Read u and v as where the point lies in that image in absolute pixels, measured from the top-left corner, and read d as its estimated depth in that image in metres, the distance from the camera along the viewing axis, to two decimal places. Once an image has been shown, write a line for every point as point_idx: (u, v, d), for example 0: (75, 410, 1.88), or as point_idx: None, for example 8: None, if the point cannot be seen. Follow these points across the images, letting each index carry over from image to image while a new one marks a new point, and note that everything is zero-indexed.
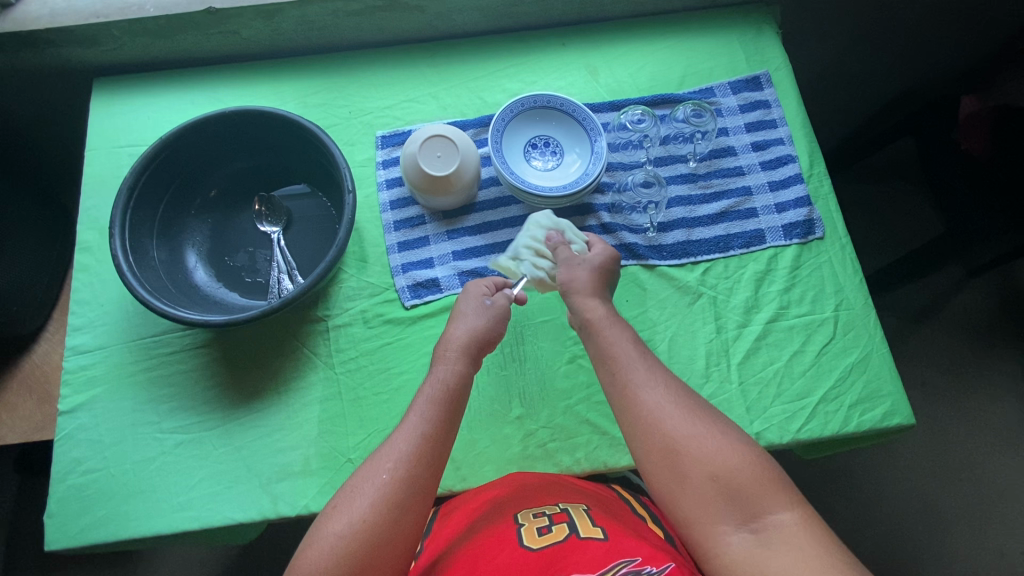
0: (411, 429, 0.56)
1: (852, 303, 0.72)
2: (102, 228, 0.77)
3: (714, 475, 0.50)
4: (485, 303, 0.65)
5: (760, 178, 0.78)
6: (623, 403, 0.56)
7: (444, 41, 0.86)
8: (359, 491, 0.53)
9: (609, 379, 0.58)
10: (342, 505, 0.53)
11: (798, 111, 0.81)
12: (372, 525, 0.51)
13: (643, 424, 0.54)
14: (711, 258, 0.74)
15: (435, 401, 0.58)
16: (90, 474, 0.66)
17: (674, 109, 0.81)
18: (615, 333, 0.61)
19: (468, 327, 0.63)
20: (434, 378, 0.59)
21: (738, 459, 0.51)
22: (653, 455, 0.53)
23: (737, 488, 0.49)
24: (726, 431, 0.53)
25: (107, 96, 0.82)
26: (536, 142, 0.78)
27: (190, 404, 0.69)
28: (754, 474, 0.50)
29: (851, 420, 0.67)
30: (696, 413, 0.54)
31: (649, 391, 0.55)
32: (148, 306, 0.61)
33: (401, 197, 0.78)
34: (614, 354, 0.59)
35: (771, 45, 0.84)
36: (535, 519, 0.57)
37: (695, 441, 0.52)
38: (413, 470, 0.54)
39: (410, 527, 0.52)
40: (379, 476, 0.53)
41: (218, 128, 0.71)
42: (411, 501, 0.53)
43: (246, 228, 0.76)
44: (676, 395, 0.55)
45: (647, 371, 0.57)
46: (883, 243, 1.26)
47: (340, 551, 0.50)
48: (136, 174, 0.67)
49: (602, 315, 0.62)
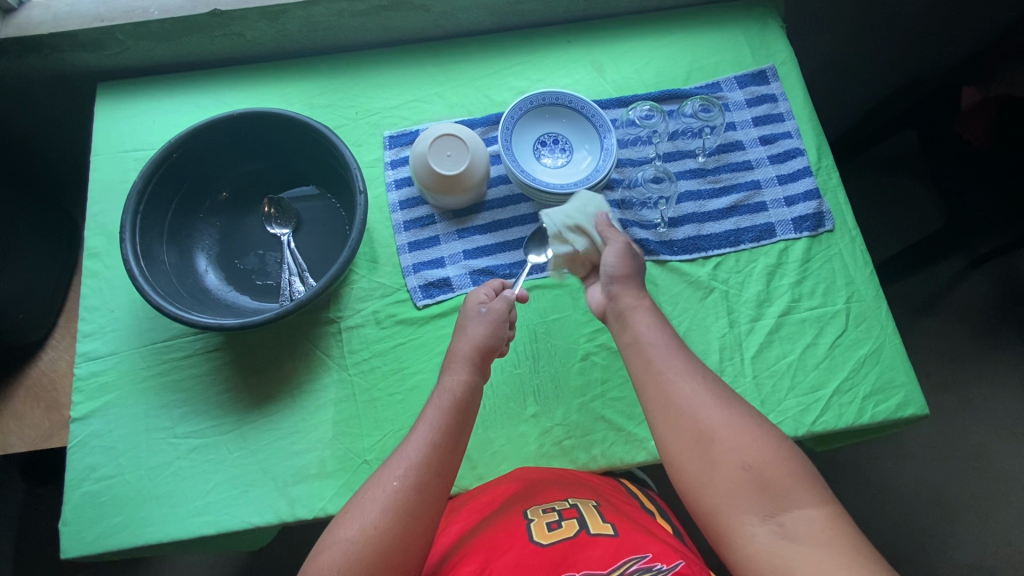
0: (421, 437, 0.56)
1: (863, 295, 0.73)
2: (109, 233, 0.76)
3: (745, 464, 0.50)
4: (480, 313, 0.64)
5: (769, 172, 0.78)
6: (659, 387, 0.56)
7: (449, 41, 0.86)
8: (370, 497, 0.53)
9: (644, 364, 0.58)
10: (354, 511, 0.52)
11: (805, 105, 0.81)
12: (382, 532, 0.51)
13: (675, 411, 0.54)
14: (722, 253, 0.75)
15: (444, 410, 0.57)
16: (104, 481, 0.66)
17: (682, 105, 0.81)
18: (650, 323, 0.61)
19: (479, 332, 0.63)
20: (444, 385, 0.60)
21: (772, 452, 0.51)
22: (686, 441, 0.53)
23: (769, 480, 0.49)
24: (759, 424, 0.53)
25: (112, 100, 0.82)
26: (545, 139, 0.78)
27: (203, 408, 0.69)
28: (786, 469, 0.50)
29: (865, 411, 0.68)
30: (731, 405, 0.54)
31: (684, 379, 0.56)
32: (161, 310, 0.61)
33: (410, 197, 0.78)
34: (648, 340, 0.59)
35: (776, 39, 0.84)
36: (544, 514, 0.57)
37: (728, 431, 0.52)
38: (422, 478, 0.53)
39: (420, 536, 0.52)
40: (390, 483, 0.53)
41: (227, 131, 0.70)
42: (421, 510, 0.52)
43: (255, 231, 0.75)
44: (711, 386, 0.55)
45: (682, 360, 0.58)
46: (886, 235, 1.27)
47: (354, 557, 0.49)
48: (146, 177, 0.66)
49: (636, 304, 0.62)
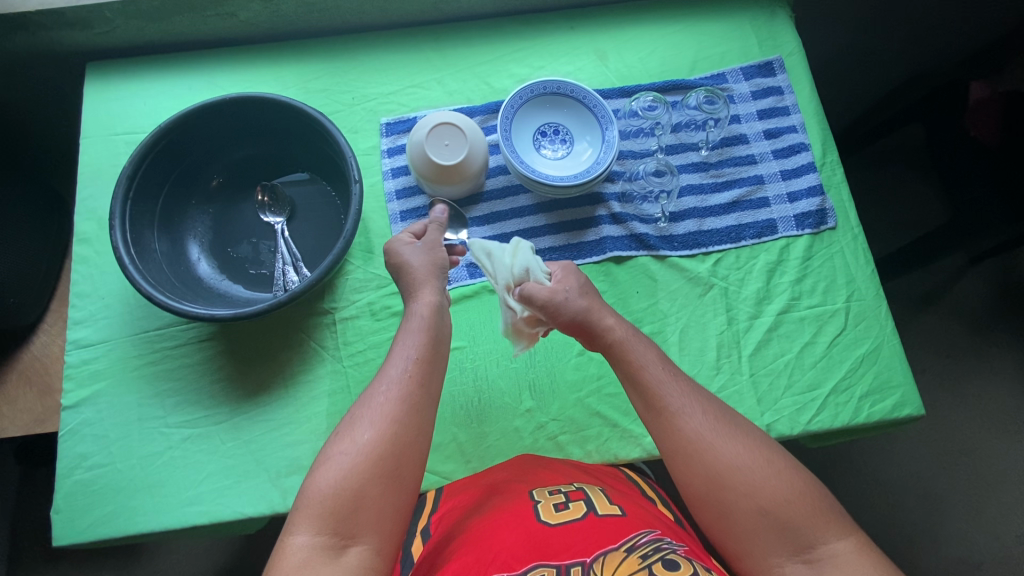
0: (402, 355, 0.55)
1: (863, 294, 0.72)
2: (100, 218, 0.75)
3: (762, 509, 0.49)
4: (417, 246, 0.62)
5: (772, 167, 0.77)
6: (663, 430, 0.54)
7: (449, 24, 0.83)
8: (361, 415, 0.53)
9: (645, 407, 0.56)
10: (345, 429, 0.52)
11: (811, 98, 0.80)
12: (374, 442, 0.51)
13: (684, 454, 0.53)
14: (722, 249, 0.73)
15: (421, 330, 0.57)
16: (96, 469, 0.66)
17: (686, 96, 0.79)
18: (644, 356, 0.57)
19: (422, 256, 0.62)
20: (415, 309, 0.58)
21: (788, 491, 0.50)
22: (700, 487, 0.52)
23: (788, 522, 0.49)
24: (770, 460, 0.51)
25: (101, 82, 0.79)
26: (545, 129, 0.75)
27: (196, 398, 0.68)
28: (804, 505, 0.49)
29: (861, 411, 0.68)
30: (739, 439, 0.52)
31: (688, 418, 0.53)
32: (150, 299, 0.60)
33: (406, 186, 0.76)
34: (647, 380, 0.56)
35: (784, 29, 0.82)
36: (551, 497, 0.56)
37: (740, 473, 0.51)
38: (407, 389, 0.54)
39: (412, 447, 0.52)
40: (376, 399, 0.53)
41: (220, 116, 0.69)
42: (410, 420, 0.53)
43: (248, 219, 0.74)
44: (717, 421, 0.53)
45: (683, 393, 0.55)
46: (888, 230, 1.26)
47: (349, 469, 0.50)
48: (136, 163, 0.64)
49: (626, 333, 0.59)
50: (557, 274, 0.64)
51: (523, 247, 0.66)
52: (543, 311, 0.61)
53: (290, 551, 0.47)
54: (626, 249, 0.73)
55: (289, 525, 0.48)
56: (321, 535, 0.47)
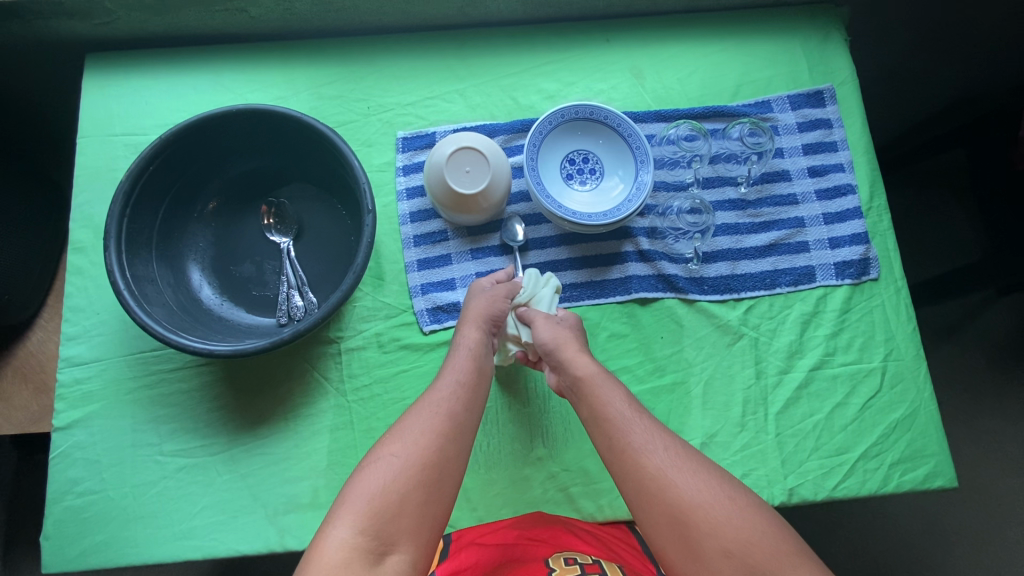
0: (452, 375, 0.57)
1: (902, 353, 0.67)
2: (96, 227, 0.71)
3: (727, 551, 0.45)
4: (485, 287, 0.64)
5: (815, 209, 0.71)
6: (624, 466, 0.51)
7: (474, 29, 0.77)
8: (411, 422, 0.53)
9: (607, 443, 0.53)
10: (395, 433, 0.52)
11: (862, 134, 0.74)
12: (424, 449, 0.51)
13: (645, 492, 0.49)
14: (755, 296, 0.69)
15: (471, 356, 0.58)
16: (88, 495, 0.63)
17: (728, 125, 0.73)
18: (610, 392, 0.55)
19: (485, 300, 0.63)
20: (461, 342, 0.60)
21: (751, 531, 0.45)
22: (662, 529, 0.47)
23: (753, 566, 0.44)
24: (733, 498, 0.47)
25: (99, 77, 0.74)
26: (574, 157, 0.70)
27: (193, 426, 0.65)
28: (770, 548, 0.45)
29: (890, 480, 0.64)
30: (701, 476, 0.49)
31: (651, 455, 0.51)
32: (147, 331, 0.56)
33: (422, 208, 0.72)
34: (609, 415, 0.54)
35: (838, 55, 0.76)
36: (566, 568, 0.53)
37: (703, 511, 0.47)
38: (459, 403, 0.55)
39: (457, 460, 0.52)
40: (426, 411, 0.54)
41: (223, 126, 0.63)
42: (457, 435, 0.53)
43: (253, 235, 0.69)
44: (679, 457, 0.50)
45: (646, 430, 0.53)
46: (931, 256, 1.17)
47: (396, 470, 0.49)
48: (133, 178, 0.60)
49: (594, 370, 0.57)
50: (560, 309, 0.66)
51: (553, 284, 0.66)
52: (534, 326, 0.62)
53: (330, 545, 0.45)
54: (652, 290, 0.69)
55: (330, 520, 0.47)
56: (362, 535, 0.46)
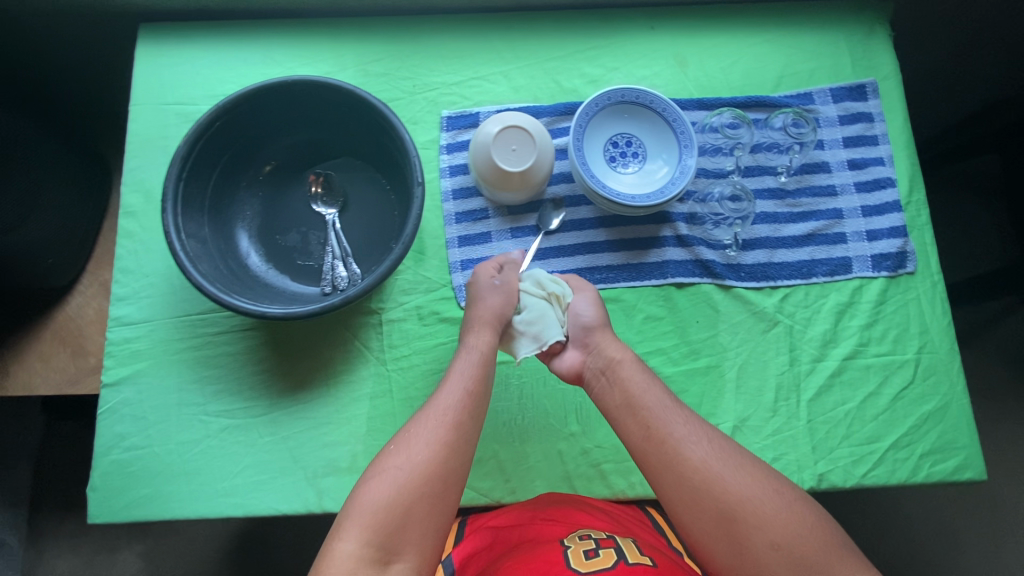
0: (457, 383, 0.57)
1: (936, 346, 0.68)
2: (147, 192, 0.72)
3: (775, 543, 0.47)
4: (494, 283, 0.63)
5: (853, 201, 0.72)
6: (666, 460, 0.52)
7: (519, 12, 0.78)
8: (416, 431, 0.54)
9: (644, 436, 0.53)
10: (401, 443, 0.53)
11: (903, 129, 0.74)
12: (427, 463, 0.52)
13: (687, 486, 0.50)
14: (791, 284, 0.70)
15: (476, 363, 0.58)
16: (134, 450, 0.65)
17: (770, 114, 0.74)
18: (645, 381, 0.57)
19: (499, 298, 0.62)
20: (472, 346, 0.59)
21: (801, 524, 0.48)
22: (707, 522, 0.49)
23: (801, 556, 0.47)
24: (780, 491, 0.50)
25: (152, 46, 0.76)
26: (617, 141, 0.71)
27: (237, 388, 0.67)
28: (817, 538, 0.47)
29: (920, 470, 0.65)
30: (744, 466, 0.51)
31: (693, 448, 0.52)
32: (201, 290, 0.58)
33: (464, 186, 0.73)
34: (647, 406, 0.55)
35: (881, 50, 0.76)
36: (581, 542, 0.54)
37: (750, 504, 0.49)
38: (462, 413, 0.55)
39: (458, 470, 0.53)
40: (431, 422, 0.54)
41: (279, 98, 0.65)
42: (460, 446, 0.54)
43: (299, 206, 0.71)
44: (723, 451, 0.52)
45: (684, 421, 0.54)
46: (958, 260, 1.16)
47: (400, 484, 0.51)
48: (192, 142, 0.61)
49: (627, 357, 0.59)
50: (576, 284, 0.65)
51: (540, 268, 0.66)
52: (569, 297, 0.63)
53: (337, 558, 0.47)
54: (689, 275, 0.70)
55: (337, 531, 0.49)
56: (367, 546, 0.48)
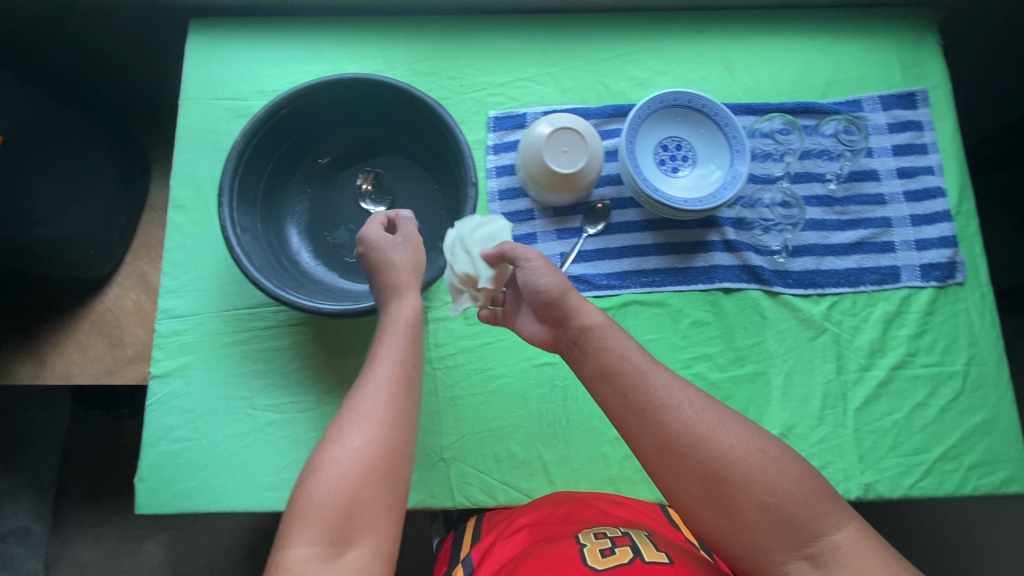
0: (387, 358, 0.53)
1: (984, 358, 0.68)
2: (196, 185, 0.73)
3: (762, 503, 0.46)
4: (396, 243, 0.59)
5: (902, 210, 0.71)
6: (648, 424, 0.49)
7: (566, 15, 0.78)
8: (351, 417, 0.50)
9: (622, 401, 0.50)
10: (337, 433, 0.49)
11: (952, 139, 0.74)
12: (368, 450, 0.48)
13: (671, 452, 0.48)
14: (839, 292, 0.69)
15: (404, 335, 0.54)
16: (181, 442, 0.66)
17: (820, 121, 0.74)
18: (622, 341, 0.53)
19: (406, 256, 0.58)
20: (397, 316, 0.55)
21: (787, 481, 0.46)
22: (690, 486, 0.47)
23: (789, 513, 0.45)
24: (765, 449, 0.48)
25: (203, 41, 0.76)
26: (667, 144, 0.71)
27: (282, 382, 0.68)
28: (804, 494, 0.46)
29: (967, 482, 0.64)
30: (728, 427, 0.49)
31: (675, 408, 0.49)
32: (258, 285, 0.58)
33: (510, 187, 0.73)
34: (625, 367, 0.51)
35: (931, 58, 0.76)
36: (597, 541, 0.54)
37: (736, 463, 0.47)
38: (398, 390, 0.52)
39: (404, 450, 0.50)
40: (365, 406, 0.50)
41: (335, 95, 0.65)
42: (401, 424, 0.51)
43: (348, 203, 0.71)
44: (704, 411, 0.49)
45: (664, 382, 0.51)
46: None
47: (343, 475, 0.47)
48: (249, 137, 0.61)
49: (601, 319, 0.54)
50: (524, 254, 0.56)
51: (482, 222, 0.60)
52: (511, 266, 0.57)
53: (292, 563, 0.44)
54: (737, 280, 0.70)
55: (287, 537, 0.45)
56: (317, 544, 0.45)
